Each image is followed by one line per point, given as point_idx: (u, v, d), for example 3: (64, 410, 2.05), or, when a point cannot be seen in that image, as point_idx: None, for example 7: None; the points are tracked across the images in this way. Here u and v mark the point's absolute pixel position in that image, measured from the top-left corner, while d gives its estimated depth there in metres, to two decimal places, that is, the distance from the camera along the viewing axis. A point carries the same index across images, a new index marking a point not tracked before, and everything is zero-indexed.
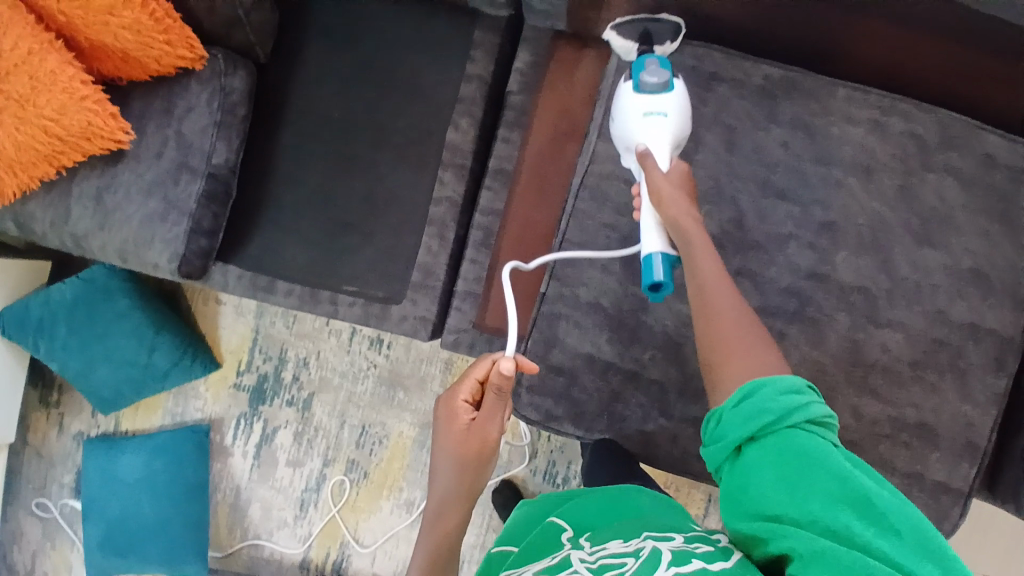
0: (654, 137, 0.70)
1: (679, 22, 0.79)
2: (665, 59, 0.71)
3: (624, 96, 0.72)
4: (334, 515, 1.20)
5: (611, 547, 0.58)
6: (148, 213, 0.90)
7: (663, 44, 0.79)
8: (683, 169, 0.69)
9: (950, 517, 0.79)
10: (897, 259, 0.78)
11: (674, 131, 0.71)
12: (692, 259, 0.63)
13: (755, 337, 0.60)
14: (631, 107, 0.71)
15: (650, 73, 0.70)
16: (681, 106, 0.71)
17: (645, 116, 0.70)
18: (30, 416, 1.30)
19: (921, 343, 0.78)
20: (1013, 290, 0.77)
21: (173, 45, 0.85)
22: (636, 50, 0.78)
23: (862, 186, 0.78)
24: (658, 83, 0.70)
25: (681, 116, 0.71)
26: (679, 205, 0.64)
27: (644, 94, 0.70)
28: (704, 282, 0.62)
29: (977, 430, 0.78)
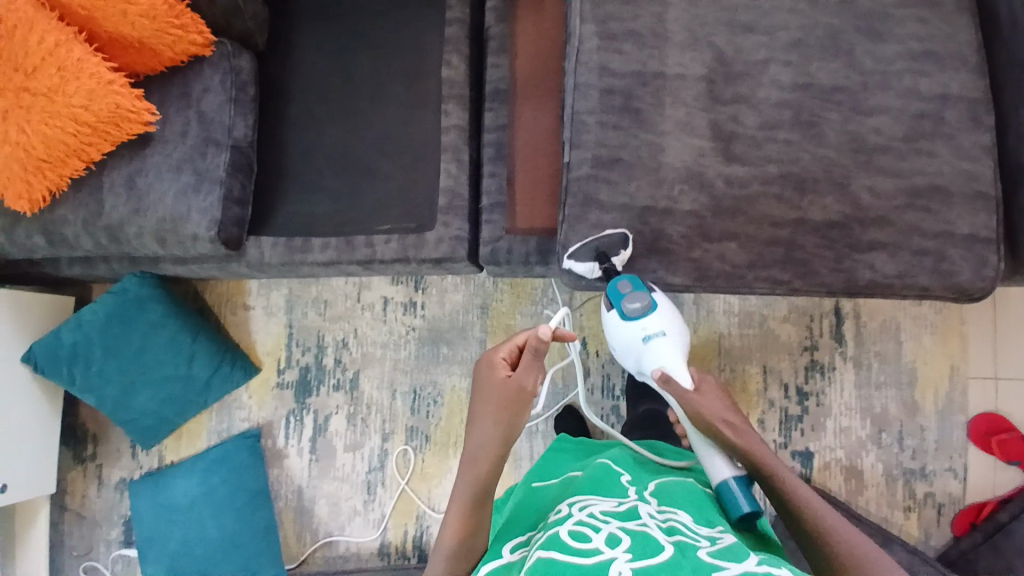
0: (663, 357, 0.86)
1: (626, 232, 0.87)
2: (636, 279, 0.86)
3: (619, 324, 0.88)
4: (404, 489, 1.17)
5: (681, 517, 0.70)
6: (180, 188, 0.95)
7: (619, 254, 0.88)
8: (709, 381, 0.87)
9: (990, 263, 0.85)
10: (861, 57, 0.89)
11: (673, 342, 0.87)
12: (769, 478, 0.78)
13: (851, 525, 0.73)
14: (628, 332, 0.88)
15: (630, 298, 0.85)
16: (666, 317, 0.87)
17: (644, 339, 0.87)
18: (65, 478, 1.24)
19: (906, 119, 0.87)
20: (963, 59, 0.89)
21: (186, 30, 0.93)
22: (598, 267, 0.88)
23: (813, 7, 0.90)
24: (641, 307, 0.85)
25: (672, 327, 0.87)
26: (735, 425, 0.81)
27: (633, 320, 0.86)
28: (788, 487, 0.77)
29: (979, 180, 0.86)
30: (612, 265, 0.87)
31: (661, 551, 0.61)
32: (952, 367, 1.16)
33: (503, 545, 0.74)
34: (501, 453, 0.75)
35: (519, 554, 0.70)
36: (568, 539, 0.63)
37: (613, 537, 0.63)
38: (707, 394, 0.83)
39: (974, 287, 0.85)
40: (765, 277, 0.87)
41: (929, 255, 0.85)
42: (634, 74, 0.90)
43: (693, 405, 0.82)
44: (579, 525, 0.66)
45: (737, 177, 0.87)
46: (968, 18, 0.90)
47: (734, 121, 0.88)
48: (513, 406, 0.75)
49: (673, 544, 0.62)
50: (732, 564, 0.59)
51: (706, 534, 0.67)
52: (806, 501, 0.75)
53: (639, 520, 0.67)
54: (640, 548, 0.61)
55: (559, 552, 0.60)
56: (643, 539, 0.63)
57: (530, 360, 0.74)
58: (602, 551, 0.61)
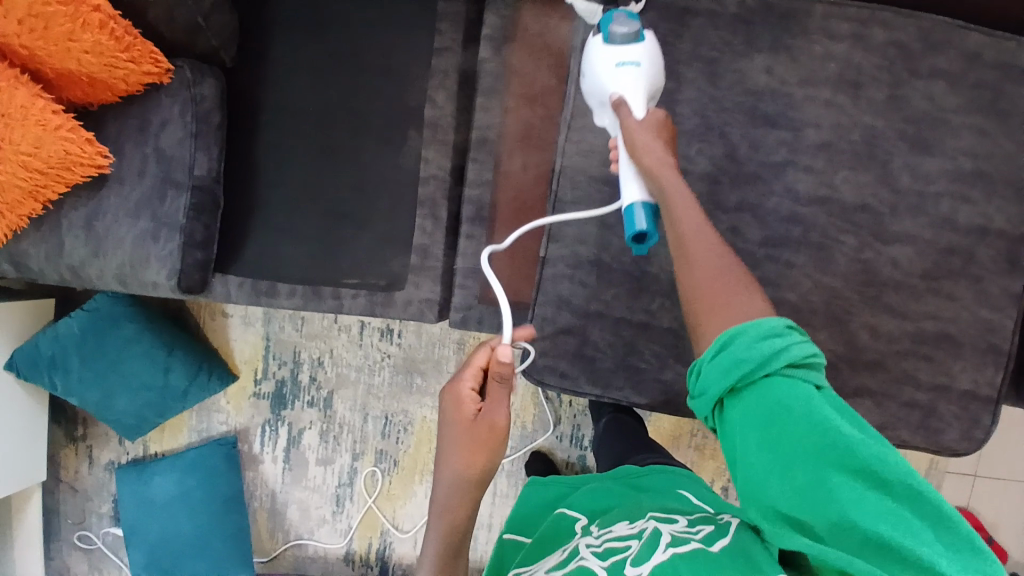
0: (628, 85, 0.68)
1: None
2: (635, 14, 0.70)
3: (595, 49, 0.70)
4: (370, 506, 1.22)
5: (616, 530, 0.67)
6: (138, 233, 0.90)
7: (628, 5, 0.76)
8: (662, 118, 0.67)
9: (982, 424, 0.78)
10: (897, 172, 0.76)
11: (648, 84, 0.69)
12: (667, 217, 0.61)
13: (726, 264, 0.58)
14: (602, 61, 0.69)
15: (619, 23, 0.69)
16: (653, 56, 0.69)
17: (617, 66, 0.68)
18: (58, 454, 1.27)
19: (931, 254, 0.76)
20: (1016, 187, 0.75)
21: (138, 61, 0.84)
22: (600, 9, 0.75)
23: (854, 102, 0.75)
24: (630, 32, 0.68)
25: (654, 68, 0.69)
26: (655, 155, 0.62)
27: (615, 45, 0.69)
28: (675, 219, 0.60)
29: (996, 332, 0.77)
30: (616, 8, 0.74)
31: None
32: (932, 460, 1.11)
33: None
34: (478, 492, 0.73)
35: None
36: None
37: None
38: (651, 131, 0.65)
39: (958, 447, 0.79)
40: None
41: (917, 409, 0.78)
42: None
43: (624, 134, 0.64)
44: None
45: None
46: None
47: (733, 233, 0.78)
48: (486, 442, 0.71)
49: (605, 567, 0.60)
50: (644, 566, 0.58)
51: (636, 531, 0.65)
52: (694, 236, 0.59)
53: (577, 558, 0.64)
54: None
55: None
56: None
57: (498, 388, 0.70)
58: None
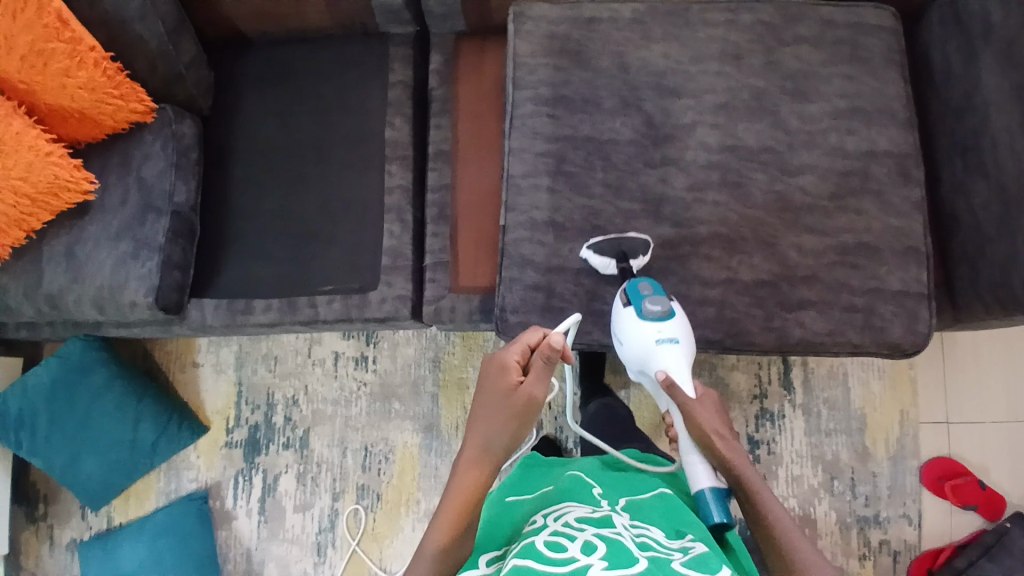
0: (671, 362, 0.79)
1: (647, 238, 0.88)
2: (658, 285, 0.82)
3: (632, 321, 0.81)
4: (355, 550, 1.15)
5: (653, 532, 0.70)
6: (117, 256, 0.95)
7: (636, 258, 0.87)
8: (711, 397, 0.81)
9: (922, 319, 0.86)
10: (786, 117, 0.91)
11: (686, 354, 0.80)
12: (746, 493, 0.75)
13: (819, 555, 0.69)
14: (642, 334, 0.80)
15: (651, 300, 0.80)
16: (685, 329, 0.81)
17: (657, 342, 0.79)
18: (18, 539, 1.19)
19: (832, 178, 0.89)
20: (889, 115, 0.90)
21: (126, 99, 0.95)
22: (615, 264, 0.87)
23: (737, 70, 0.93)
24: (662, 310, 0.80)
25: (687, 339, 0.80)
26: (720, 433, 0.77)
27: (649, 320, 0.80)
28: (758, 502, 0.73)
29: (908, 236, 0.88)
30: (629, 265, 0.86)
31: (636, 562, 0.61)
32: (902, 412, 1.17)
33: (479, 557, 0.74)
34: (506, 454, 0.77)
35: (493, 566, 0.71)
36: (544, 549, 0.63)
37: (588, 545, 0.63)
38: (709, 406, 0.79)
39: (905, 343, 0.86)
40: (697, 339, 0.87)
41: (857, 312, 0.86)
42: (566, 138, 0.93)
43: (693, 417, 0.77)
44: (555, 534, 0.66)
45: (668, 240, 0.89)
46: (894, 74, 0.92)
47: (663, 183, 0.91)
48: (521, 415, 0.75)
49: (650, 558, 0.63)
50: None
51: (678, 545, 0.68)
52: (778, 517, 0.72)
53: (613, 529, 0.68)
54: (617, 558, 0.62)
55: (532, 561, 0.61)
56: (616, 546, 0.64)
57: (541, 367, 0.75)
58: (577, 559, 0.61)
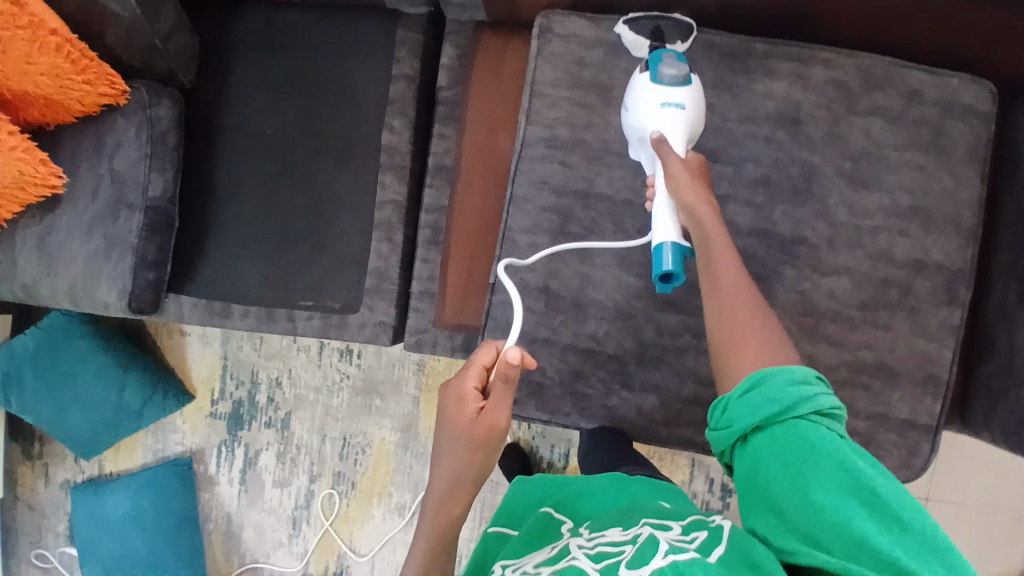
0: (669, 125, 0.70)
1: (691, 23, 0.75)
2: (682, 54, 0.72)
3: (640, 86, 0.71)
4: (327, 528, 1.21)
5: (610, 534, 0.60)
6: (91, 252, 0.91)
7: (674, 43, 0.75)
8: (699, 160, 0.70)
9: (920, 453, 0.80)
10: (834, 206, 0.78)
11: (689, 126, 0.71)
12: (706, 233, 0.64)
13: (767, 325, 0.61)
14: (648, 97, 0.71)
15: (669, 65, 0.70)
16: (697, 102, 0.71)
17: (661, 107, 0.70)
18: (12, 470, 1.26)
19: (869, 286, 0.78)
20: (952, 222, 0.77)
21: (94, 83, 0.84)
22: (647, 46, 0.76)
23: (792, 139, 0.78)
24: (677, 75, 0.70)
25: (696, 111, 0.71)
26: (701, 193, 0.65)
27: (661, 85, 0.70)
28: (714, 259, 0.64)
29: (933, 362, 0.78)
30: (664, 48, 0.74)
31: None
32: None
33: None
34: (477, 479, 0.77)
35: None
36: None
37: None
38: (695, 170, 0.68)
39: (897, 474, 0.80)
40: (677, 436, 0.82)
41: (856, 437, 0.79)
42: (577, 194, 0.81)
43: (676, 182, 0.66)
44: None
45: (669, 327, 0.81)
46: (973, 171, 0.77)
47: None
48: (485, 441, 0.73)
49: (598, 569, 0.53)
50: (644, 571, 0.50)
51: (630, 536, 0.58)
52: (739, 295, 0.62)
53: (568, 557, 0.58)
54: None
55: None
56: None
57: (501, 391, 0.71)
58: None
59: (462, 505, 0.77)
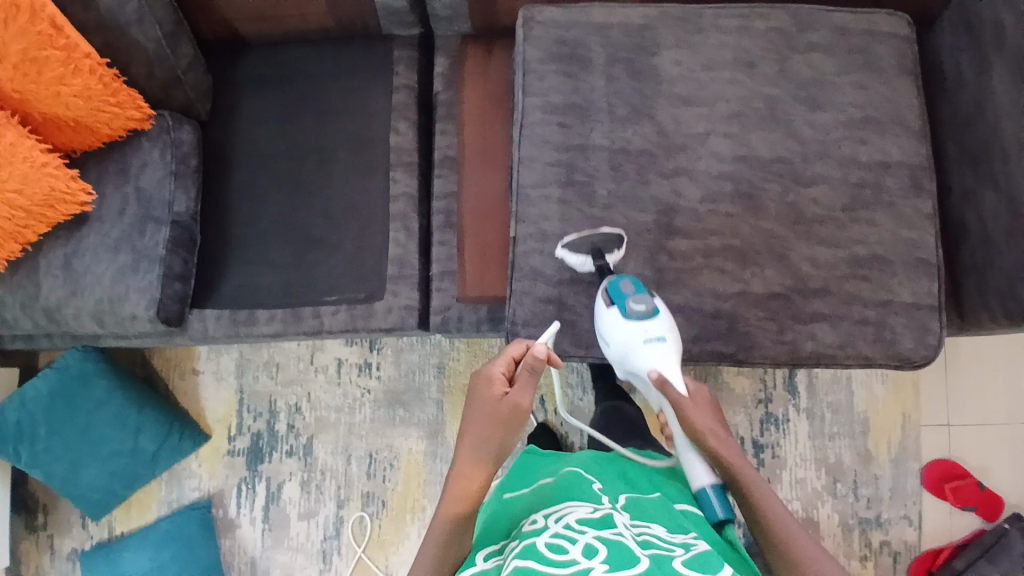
0: (660, 361, 0.78)
1: (621, 233, 0.87)
2: (640, 282, 0.81)
3: (615, 323, 0.80)
4: (361, 557, 1.15)
5: (655, 529, 0.70)
6: (118, 267, 0.92)
7: (611, 252, 0.87)
8: (699, 388, 0.79)
9: (931, 330, 0.86)
10: (800, 127, 0.90)
11: (674, 351, 0.79)
12: (727, 468, 0.75)
13: (808, 538, 0.70)
14: (626, 333, 0.79)
15: (634, 299, 0.79)
16: (670, 326, 0.80)
17: (645, 343, 0.78)
18: (17, 549, 1.16)
19: (845, 189, 0.88)
20: (901, 125, 0.90)
21: (123, 106, 0.92)
22: (590, 262, 0.86)
23: (751, 78, 0.91)
24: (645, 310, 0.78)
25: (674, 335, 0.80)
26: (715, 431, 0.75)
27: (633, 321, 0.79)
28: (755, 496, 0.73)
29: (919, 248, 0.87)
30: (606, 262, 0.86)
31: (637, 563, 0.61)
32: (905, 414, 1.17)
33: (477, 553, 0.73)
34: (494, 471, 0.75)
35: (493, 562, 0.70)
36: (546, 551, 0.63)
37: (589, 548, 0.63)
38: (703, 402, 0.77)
39: (916, 354, 0.86)
40: (709, 350, 0.87)
41: (869, 324, 0.86)
42: (577, 147, 0.91)
43: (687, 419, 0.75)
44: (553, 538, 0.65)
45: (681, 251, 0.88)
46: (907, 83, 0.91)
47: (675, 193, 0.89)
48: (508, 425, 0.74)
49: (649, 556, 0.62)
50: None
51: (680, 541, 0.68)
52: (767, 500, 0.72)
53: (613, 529, 0.67)
54: (615, 561, 0.61)
55: (535, 562, 0.61)
56: (617, 549, 0.63)
57: (527, 378, 0.74)
58: (578, 562, 0.61)
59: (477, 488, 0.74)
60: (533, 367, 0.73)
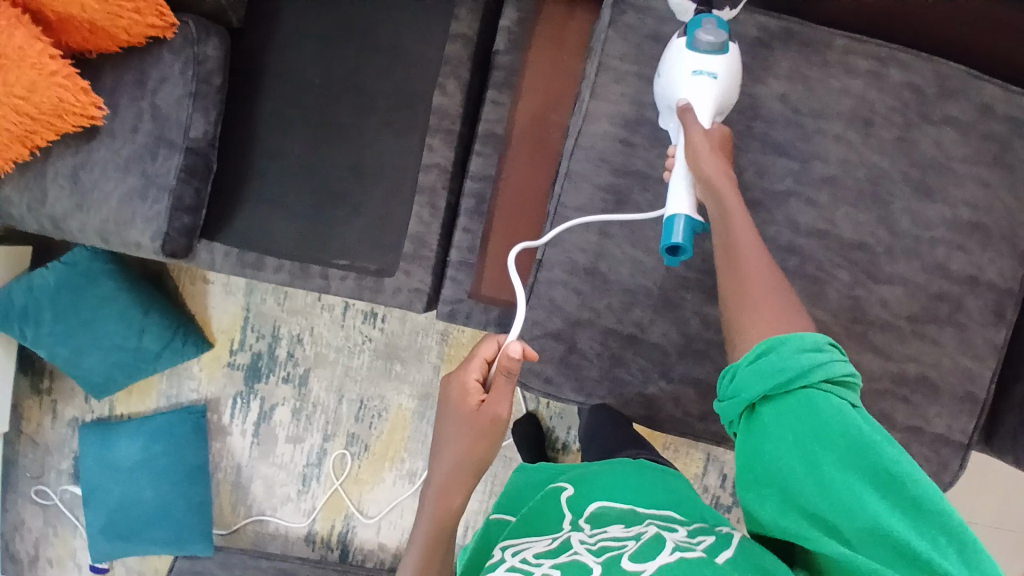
0: (698, 95, 0.67)
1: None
2: (724, 20, 0.67)
3: (675, 51, 0.68)
4: (337, 488, 1.21)
5: (612, 530, 0.61)
6: (126, 191, 0.87)
7: (721, 10, 0.72)
8: (723, 133, 0.68)
9: (952, 469, 0.79)
10: (899, 213, 0.76)
11: (721, 96, 0.68)
12: (718, 209, 0.63)
13: (779, 293, 0.60)
14: (682, 62, 0.68)
15: (707, 31, 0.66)
16: (731, 71, 0.68)
17: (693, 75, 0.67)
18: (20, 405, 1.24)
19: (923, 298, 0.77)
20: (1013, 239, 0.76)
21: (143, 13, 0.81)
22: (695, 12, 0.72)
23: (865, 140, 0.76)
24: (714, 42, 0.66)
25: (729, 82, 0.68)
26: (717, 159, 0.65)
27: (696, 52, 0.67)
28: (737, 235, 0.62)
29: (974, 381, 0.78)
30: (711, 13, 0.71)
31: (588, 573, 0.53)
32: None
33: None
34: (474, 480, 0.73)
35: None
36: None
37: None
38: (718, 141, 0.67)
39: None
40: (713, 431, 0.81)
41: None
42: (636, 174, 0.79)
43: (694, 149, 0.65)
44: (507, 574, 0.57)
45: (716, 321, 0.79)
46: None
47: None
48: (487, 434, 0.71)
49: (601, 564, 0.54)
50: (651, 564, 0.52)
51: (634, 534, 0.59)
52: (749, 241, 0.62)
53: (569, 550, 0.59)
54: None
55: None
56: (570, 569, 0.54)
57: (504, 382, 0.70)
58: None
59: (461, 498, 0.73)
60: (508, 370, 0.68)
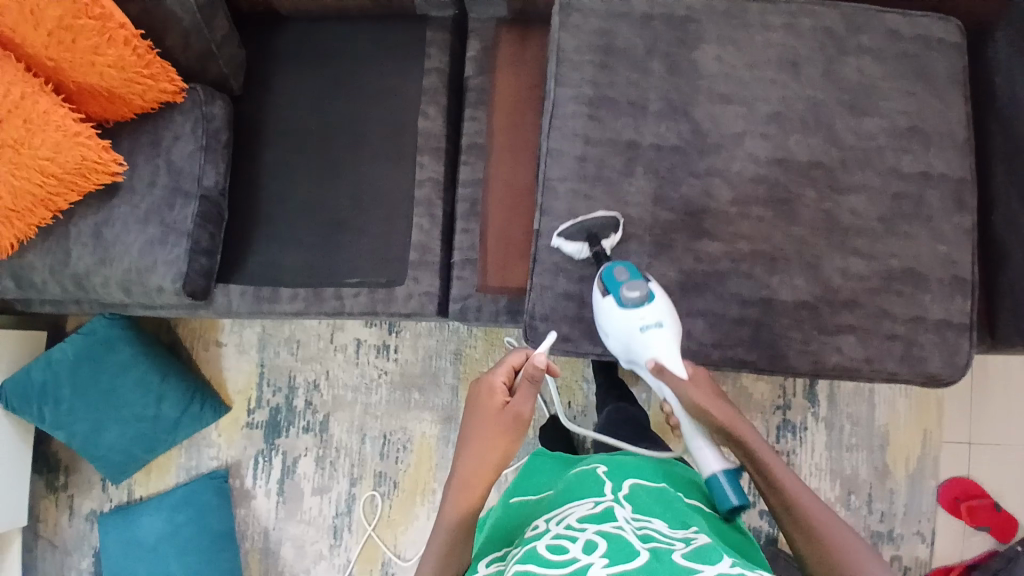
0: (661, 349, 0.76)
1: (616, 217, 0.86)
2: (634, 267, 0.79)
3: (613, 314, 0.78)
4: (370, 535, 1.17)
5: (657, 523, 0.64)
6: (146, 239, 0.94)
7: (608, 237, 0.85)
8: (702, 372, 0.77)
9: (961, 350, 0.84)
10: (842, 132, 0.87)
11: (673, 337, 0.77)
12: (748, 458, 0.71)
13: (837, 521, 0.66)
14: (626, 323, 0.77)
15: (629, 287, 0.77)
16: (668, 310, 0.78)
17: (642, 331, 0.76)
18: (37, 506, 1.22)
19: (884, 200, 0.85)
20: (947, 138, 0.87)
21: (157, 78, 0.92)
22: (587, 249, 0.85)
23: (795, 78, 0.88)
24: (640, 296, 0.77)
25: (671, 320, 0.77)
26: (727, 412, 0.72)
27: (631, 309, 0.77)
28: (777, 482, 0.69)
29: (955, 264, 0.85)
30: (602, 248, 0.85)
31: (636, 556, 0.55)
32: (926, 432, 1.14)
33: (480, 560, 0.71)
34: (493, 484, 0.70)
35: (494, 567, 0.67)
36: (545, 554, 0.58)
37: (589, 543, 0.58)
38: (707, 387, 0.75)
39: (943, 372, 0.84)
40: (731, 356, 0.85)
41: (898, 340, 0.84)
42: (608, 142, 0.89)
43: (702, 407, 0.72)
44: (553, 540, 0.61)
45: (709, 254, 0.86)
46: (956, 93, 0.88)
47: (707, 195, 0.87)
48: (509, 436, 0.70)
49: (647, 550, 0.57)
50: (706, 566, 0.54)
51: (681, 535, 0.62)
52: (789, 483, 0.69)
53: (614, 522, 0.62)
54: (615, 553, 0.56)
55: (533, 566, 0.56)
56: (614, 544, 0.58)
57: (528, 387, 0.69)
58: (577, 559, 0.56)
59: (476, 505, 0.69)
60: (531, 376, 0.68)
